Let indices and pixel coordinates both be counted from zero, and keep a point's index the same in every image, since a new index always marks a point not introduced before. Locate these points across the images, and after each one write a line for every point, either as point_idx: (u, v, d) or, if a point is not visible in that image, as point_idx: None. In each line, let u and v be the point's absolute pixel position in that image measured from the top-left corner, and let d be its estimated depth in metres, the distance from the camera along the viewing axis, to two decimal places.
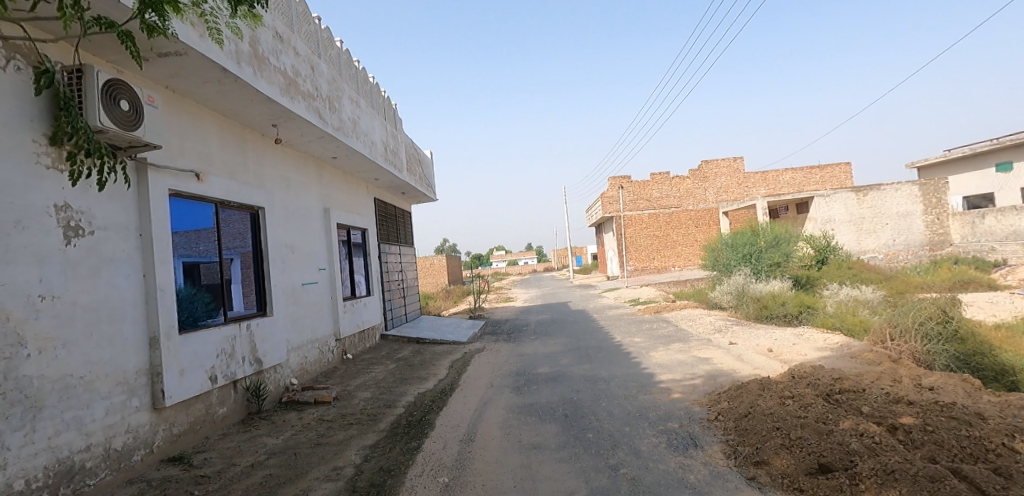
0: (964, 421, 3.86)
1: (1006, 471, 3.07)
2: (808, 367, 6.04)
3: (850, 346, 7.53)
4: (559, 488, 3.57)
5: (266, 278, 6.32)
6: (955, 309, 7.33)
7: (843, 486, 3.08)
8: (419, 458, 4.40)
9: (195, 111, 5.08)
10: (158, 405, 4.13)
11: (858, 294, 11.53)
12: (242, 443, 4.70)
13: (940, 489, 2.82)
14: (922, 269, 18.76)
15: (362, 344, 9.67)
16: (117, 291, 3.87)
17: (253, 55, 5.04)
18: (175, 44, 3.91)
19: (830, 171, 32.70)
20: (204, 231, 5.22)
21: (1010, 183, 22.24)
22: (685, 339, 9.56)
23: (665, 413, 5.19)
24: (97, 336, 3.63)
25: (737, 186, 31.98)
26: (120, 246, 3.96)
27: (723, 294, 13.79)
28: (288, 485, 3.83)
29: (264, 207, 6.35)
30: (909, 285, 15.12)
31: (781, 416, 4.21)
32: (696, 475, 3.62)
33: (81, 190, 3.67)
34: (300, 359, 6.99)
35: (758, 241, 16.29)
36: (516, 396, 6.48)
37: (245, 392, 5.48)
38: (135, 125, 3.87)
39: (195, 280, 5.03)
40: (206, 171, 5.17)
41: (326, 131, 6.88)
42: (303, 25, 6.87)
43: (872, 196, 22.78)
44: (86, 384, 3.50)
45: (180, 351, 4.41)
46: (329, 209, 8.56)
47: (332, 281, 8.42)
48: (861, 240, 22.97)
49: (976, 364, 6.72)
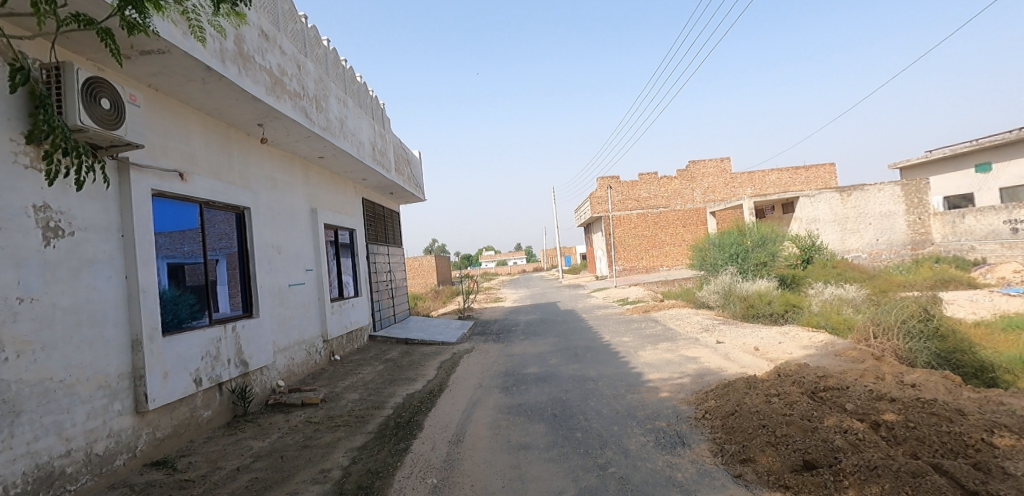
0: (945, 417, 3.93)
1: (985, 466, 3.13)
2: (794, 365, 6.11)
3: (835, 344, 7.64)
4: (548, 488, 3.58)
5: (252, 279, 6.25)
6: (935, 307, 7.48)
7: (828, 483, 3.12)
8: (407, 459, 4.38)
9: (179, 109, 5.01)
10: (141, 409, 4.07)
11: (842, 292, 11.70)
12: (228, 447, 4.64)
13: (922, 484, 2.86)
14: (904, 268, 19.10)
15: (350, 345, 9.61)
16: (98, 293, 3.80)
17: (238, 53, 4.98)
18: (157, 41, 3.85)
19: (815, 171, 33.16)
20: (188, 232, 5.15)
21: (989, 183, 22.69)
22: (672, 339, 9.63)
23: (653, 412, 5.22)
24: (77, 340, 3.56)
25: (724, 186, 32.30)
26: (101, 247, 3.88)
27: (710, 293, 13.91)
28: (275, 488, 3.79)
29: (250, 207, 6.28)
30: (891, 284, 15.39)
31: (766, 414, 4.26)
32: (683, 473, 3.64)
33: (60, 190, 3.59)
34: (287, 361, 6.92)
35: (745, 241, 16.45)
36: (505, 396, 6.47)
37: (230, 394, 5.41)
38: (116, 123, 3.81)
39: (179, 282, 4.96)
40: (190, 170, 5.09)
41: (313, 131, 6.83)
42: (289, 24, 6.82)
43: (856, 196, 23.14)
44: (66, 388, 3.43)
45: (163, 354, 4.34)
46: (317, 210, 8.49)
47: (319, 282, 8.35)
48: (846, 239, 23.31)
49: (956, 360, 6.85)
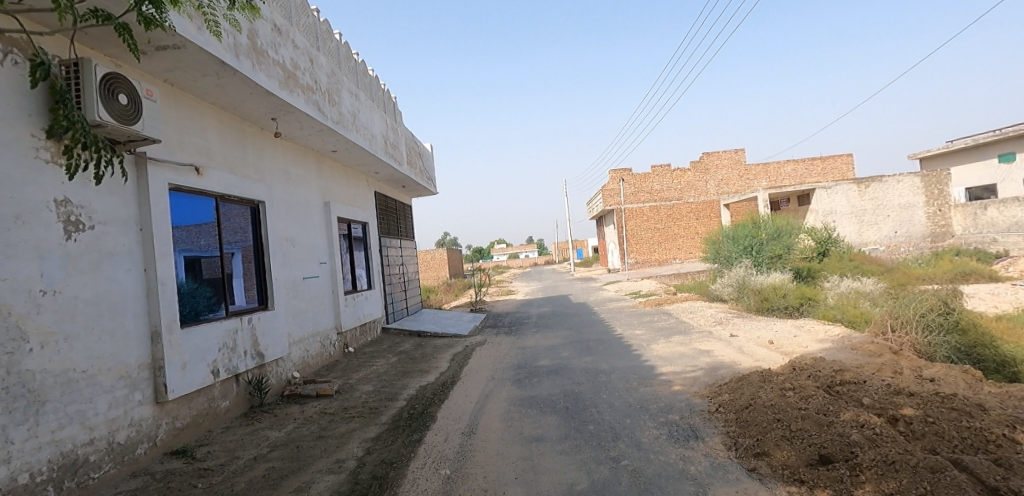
0: (965, 412, 3.86)
1: (1007, 462, 3.07)
2: (810, 359, 6.02)
3: (851, 337, 7.55)
4: (560, 480, 3.59)
5: (267, 271, 6.31)
6: (956, 301, 7.33)
7: (844, 477, 3.09)
8: (420, 450, 4.42)
9: (194, 104, 5.06)
10: (161, 399, 4.15)
11: (859, 286, 11.51)
12: (245, 437, 4.72)
13: (942, 480, 2.81)
14: (924, 261, 18.76)
15: (363, 337, 9.68)
16: (118, 285, 3.87)
17: (251, 48, 5.00)
18: (172, 36, 3.88)
19: (832, 163, 32.64)
20: (205, 225, 5.22)
21: (1013, 174, 22.17)
22: (685, 332, 9.57)
23: (666, 405, 5.20)
24: (99, 331, 3.64)
25: (738, 179, 31.98)
26: (120, 240, 3.95)
27: (724, 286, 13.78)
28: (291, 478, 3.85)
29: (264, 201, 6.33)
30: (910, 277, 15.12)
31: (782, 408, 4.22)
32: (697, 466, 3.63)
33: (79, 184, 3.65)
34: (301, 353, 7.00)
35: (759, 233, 16.24)
36: (517, 388, 6.50)
37: (247, 385, 5.50)
38: (133, 118, 3.86)
39: (196, 275, 5.03)
40: (205, 164, 5.14)
41: (325, 124, 6.86)
42: (302, 17, 6.83)
43: (874, 188, 22.68)
44: (89, 378, 3.51)
45: (182, 345, 4.42)
46: (330, 203, 8.54)
47: (332, 275, 8.42)
48: (863, 232, 22.87)
49: (977, 355, 6.70)
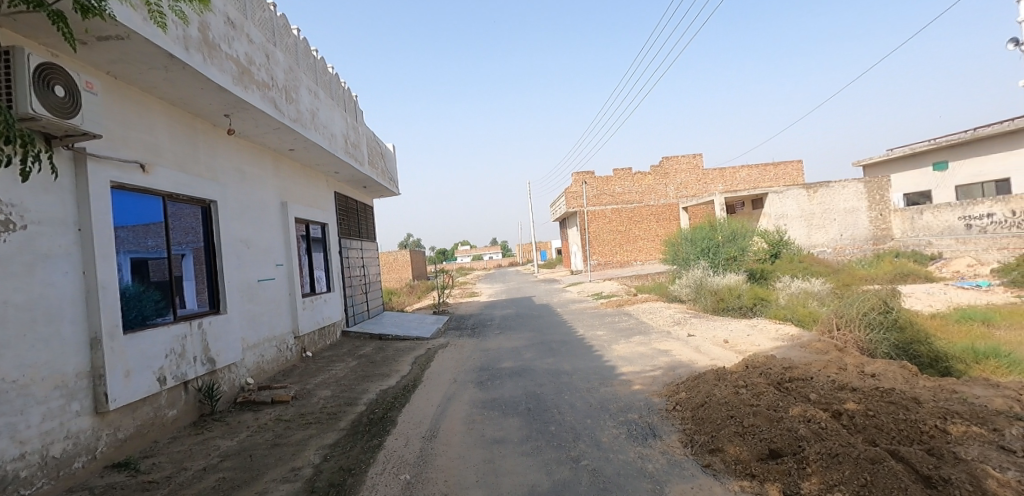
0: (902, 405, 4.10)
1: (938, 452, 3.28)
2: (761, 357, 6.28)
3: (800, 336, 7.90)
4: (522, 482, 3.59)
5: (218, 274, 6.05)
6: (895, 300, 7.77)
7: (792, 470, 3.23)
8: (380, 456, 4.33)
9: (140, 98, 4.81)
10: (101, 409, 3.91)
11: (808, 286, 12.04)
12: (194, 446, 4.52)
13: (880, 470, 2.98)
14: (866, 262, 19.91)
15: (322, 341, 9.45)
16: (54, 289, 3.64)
17: (202, 41, 4.80)
18: (115, 26, 3.68)
19: (783, 169, 34.10)
20: (152, 226, 4.99)
21: (946, 181, 23.72)
22: (645, 332, 9.79)
23: (625, 404, 5.31)
24: (31, 338, 3.41)
25: (696, 183, 32.95)
26: (56, 241, 3.72)
27: (683, 286, 14.15)
28: (244, 488, 3.72)
29: (216, 201, 6.08)
30: (854, 278, 15.98)
31: (735, 405, 4.37)
32: (655, 464, 3.71)
33: (8, 181, 3.40)
34: (256, 358, 6.76)
35: (716, 236, 16.75)
36: (480, 390, 6.50)
37: (197, 393, 5.27)
38: (71, 111, 3.63)
39: (143, 277, 4.79)
40: (152, 162, 4.91)
41: (283, 123, 6.66)
42: (257, 12, 6.62)
43: (821, 193, 23.93)
44: (20, 389, 3.28)
45: (125, 351, 4.19)
46: (287, 203, 8.28)
47: (289, 278, 8.16)
48: (811, 235, 24.07)
49: (914, 351, 7.13)
